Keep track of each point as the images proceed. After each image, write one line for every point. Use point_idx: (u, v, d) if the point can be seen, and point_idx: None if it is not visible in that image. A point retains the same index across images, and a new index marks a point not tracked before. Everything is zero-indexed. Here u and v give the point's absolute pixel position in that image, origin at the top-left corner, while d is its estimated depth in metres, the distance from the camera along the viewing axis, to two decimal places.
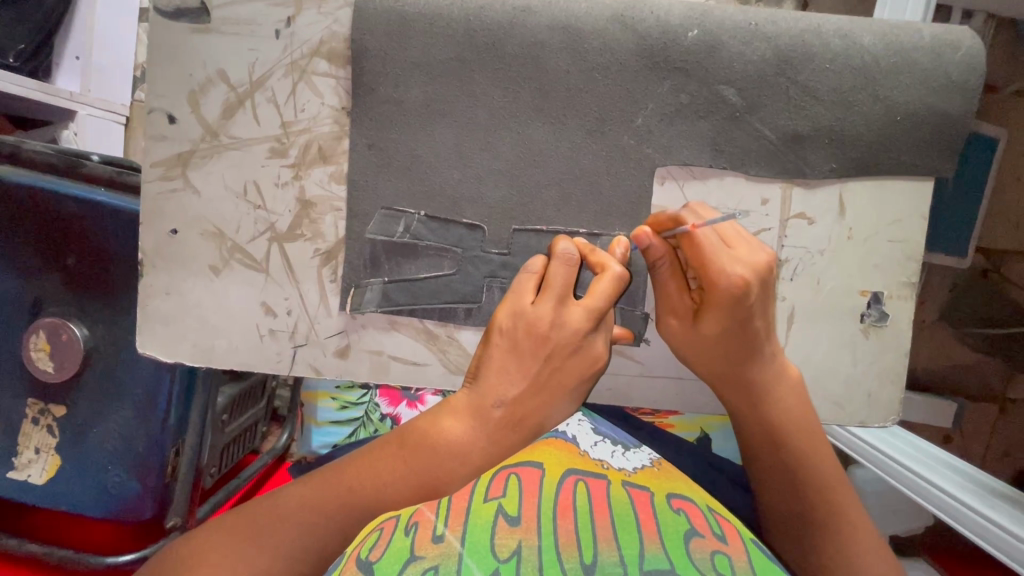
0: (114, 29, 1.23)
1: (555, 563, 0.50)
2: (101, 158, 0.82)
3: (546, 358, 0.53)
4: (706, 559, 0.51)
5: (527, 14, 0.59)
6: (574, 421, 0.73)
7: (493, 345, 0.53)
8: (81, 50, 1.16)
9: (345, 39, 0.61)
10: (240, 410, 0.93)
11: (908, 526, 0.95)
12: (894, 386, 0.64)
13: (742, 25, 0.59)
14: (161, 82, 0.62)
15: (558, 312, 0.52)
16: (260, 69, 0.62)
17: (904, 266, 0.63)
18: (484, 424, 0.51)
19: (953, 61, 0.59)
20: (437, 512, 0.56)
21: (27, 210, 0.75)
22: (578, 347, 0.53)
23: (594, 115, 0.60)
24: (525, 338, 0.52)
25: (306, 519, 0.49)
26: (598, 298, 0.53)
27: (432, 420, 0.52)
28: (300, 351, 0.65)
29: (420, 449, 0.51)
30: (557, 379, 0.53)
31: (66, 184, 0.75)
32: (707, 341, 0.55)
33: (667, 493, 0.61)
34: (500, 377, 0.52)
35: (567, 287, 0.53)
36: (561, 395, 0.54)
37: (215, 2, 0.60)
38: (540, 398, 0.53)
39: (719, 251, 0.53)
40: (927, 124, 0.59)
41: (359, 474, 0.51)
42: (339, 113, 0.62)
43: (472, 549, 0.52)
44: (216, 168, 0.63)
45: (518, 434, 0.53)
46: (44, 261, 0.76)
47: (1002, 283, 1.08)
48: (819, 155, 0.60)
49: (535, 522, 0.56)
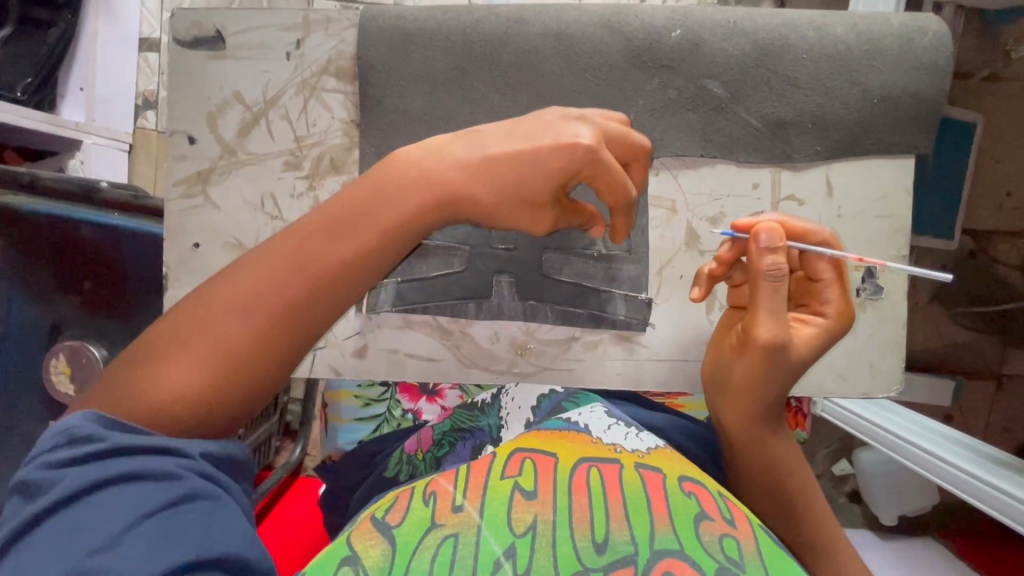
0: (115, 57, 1.29)
1: (568, 542, 0.49)
2: (110, 184, 0.85)
3: (443, 174, 0.48)
4: (714, 543, 0.49)
5: (520, 25, 0.64)
6: (585, 410, 0.66)
7: (438, 155, 0.49)
8: (86, 81, 1.25)
9: (351, 56, 0.65)
10: (256, 424, 0.94)
11: (913, 507, 1.02)
12: (895, 355, 0.66)
13: (722, 23, 0.63)
14: (180, 106, 0.66)
15: (466, 138, 0.50)
16: (273, 88, 0.66)
17: (894, 240, 0.65)
18: (405, 199, 0.48)
19: (921, 44, 0.62)
20: (456, 485, 0.56)
21: (42, 234, 0.78)
22: (508, 165, 0.49)
23: (588, 114, 0.64)
24: (416, 160, 0.49)
25: (191, 352, 0.43)
26: (565, 121, 0.51)
27: (317, 229, 0.47)
28: (320, 353, 0.67)
29: (300, 248, 0.46)
30: (506, 152, 0.49)
31: (79, 209, 0.79)
32: (791, 368, 0.57)
33: (680, 475, 0.57)
34: (429, 175, 0.49)
35: (552, 114, 0.52)
36: (504, 173, 0.49)
37: (230, 31, 0.65)
38: (462, 189, 0.49)
39: (825, 285, 0.58)
40: (903, 105, 0.63)
41: (234, 287, 0.45)
42: (350, 126, 0.66)
43: (491, 523, 0.51)
44: (234, 183, 0.66)
45: (446, 209, 0.49)
46: (58, 284, 0.79)
47: (990, 264, 1.11)
48: (804, 139, 0.64)
49: (551, 496, 0.54)
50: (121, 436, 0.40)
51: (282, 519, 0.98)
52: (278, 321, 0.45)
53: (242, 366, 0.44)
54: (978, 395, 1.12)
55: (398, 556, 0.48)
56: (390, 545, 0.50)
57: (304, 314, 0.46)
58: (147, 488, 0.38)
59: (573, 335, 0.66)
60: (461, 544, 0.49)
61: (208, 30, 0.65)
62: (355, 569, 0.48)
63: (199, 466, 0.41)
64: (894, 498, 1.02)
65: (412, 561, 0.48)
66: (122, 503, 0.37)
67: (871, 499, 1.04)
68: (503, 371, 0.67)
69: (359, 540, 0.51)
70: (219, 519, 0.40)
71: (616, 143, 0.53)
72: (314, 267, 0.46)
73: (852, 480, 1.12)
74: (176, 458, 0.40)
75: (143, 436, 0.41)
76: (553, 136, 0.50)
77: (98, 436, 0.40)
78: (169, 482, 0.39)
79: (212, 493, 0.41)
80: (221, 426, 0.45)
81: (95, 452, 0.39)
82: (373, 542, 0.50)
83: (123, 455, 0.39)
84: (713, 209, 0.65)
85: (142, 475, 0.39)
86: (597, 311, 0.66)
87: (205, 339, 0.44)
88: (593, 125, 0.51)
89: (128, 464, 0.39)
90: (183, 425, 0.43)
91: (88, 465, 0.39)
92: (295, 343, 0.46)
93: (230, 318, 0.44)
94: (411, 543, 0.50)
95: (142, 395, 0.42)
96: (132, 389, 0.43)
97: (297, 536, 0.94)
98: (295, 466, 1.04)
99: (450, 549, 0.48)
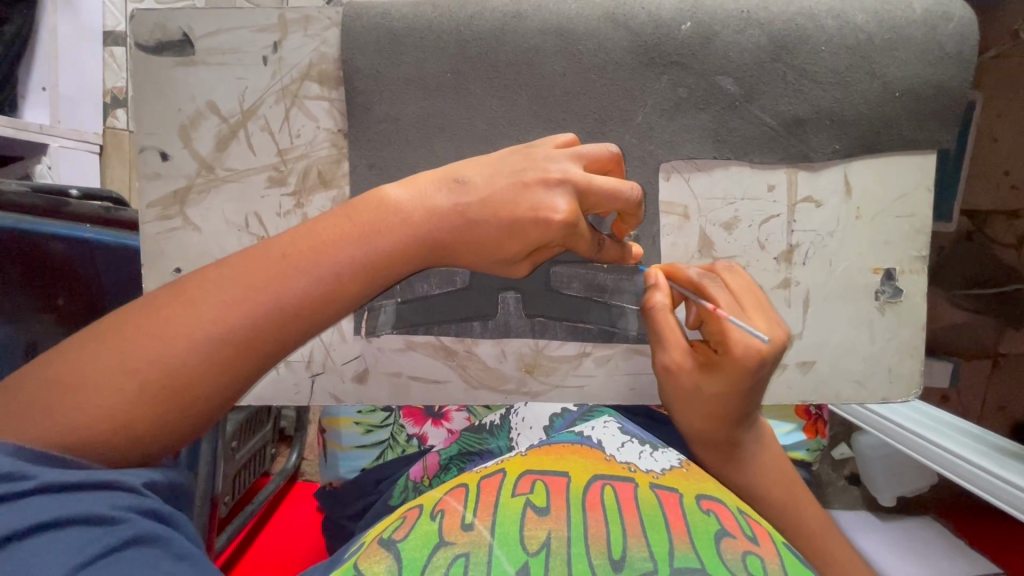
0: (82, 54, 1.20)
1: (585, 558, 0.44)
2: (80, 191, 0.80)
3: (428, 222, 0.46)
4: (738, 562, 0.44)
5: (518, 20, 0.59)
6: (598, 426, 0.61)
7: (425, 197, 0.47)
8: (48, 81, 1.15)
9: (334, 60, 0.60)
10: (248, 435, 0.89)
11: (914, 489, 0.96)
12: (914, 358, 0.64)
13: (734, 13, 0.59)
14: (150, 120, 0.60)
15: (450, 181, 0.47)
16: (251, 97, 0.60)
17: (913, 240, 0.63)
18: (379, 242, 0.45)
19: (945, 32, 0.59)
20: (466, 502, 0.51)
21: (7, 252, 0.70)
22: (485, 224, 0.46)
23: (593, 117, 0.60)
24: (401, 200, 0.46)
25: (126, 375, 0.39)
26: (537, 183, 0.47)
27: (291, 258, 0.44)
28: (318, 380, 0.63)
29: (265, 276, 0.43)
30: (492, 204, 0.46)
31: (45, 221, 0.71)
32: (722, 401, 0.56)
33: (697, 493, 0.52)
34: (410, 216, 0.46)
35: (527, 170, 0.47)
36: (483, 225, 0.46)
37: (198, 33, 0.59)
38: (440, 233, 0.46)
39: (749, 320, 0.54)
40: (925, 98, 0.60)
41: (190, 310, 0.41)
42: (336, 136, 0.61)
43: (502, 540, 0.46)
44: (214, 203, 0.61)
45: (420, 257, 0.47)
46: (30, 304, 0.73)
47: (987, 245, 1.09)
48: (821, 137, 0.60)
49: (565, 511, 0.48)
50: (53, 471, 0.36)
51: (278, 526, 0.96)
52: (228, 356, 0.42)
53: (183, 397, 0.41)
54: (978, 379, 1.11)
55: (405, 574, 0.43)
56: (397, 562, 0.45)
57: (258, 351, 0.43)
58: (88, 533, 0.35)
59: (584, 351, 0.64)
60: (472, 564, 0.44)
61: (174, 33, 0.59)
62: None
63: (144, 504, 0.38)
64: (893, 480, 0.97)
65: None
66: (54, 551, 0.33)
67: (869, 479, 1.00)
68: (512, 391, 0.64)
69: (365, 559, 0.47)
70: (166, 563, 0.37)
71: (601, 197, 0.48)
72: (277, 301, 0.43)
73: (851, 464, 1.09)
74: (119, 497, 0.37)
75: (77, 471, 0.37)
76: (530, 205, 0.46)
77: (21, 472, 0.35)
78: (113, 525, 0.36)
79: (160, 534, 0.38)
80: (149, 458, 0.41)
81: (18, 491, 0.34)
82: (378, 558, 0.46)
83: (54, 494, 0.35)
84: (726, 214, 0.62)
85: (79, 519, 0.35)
86: (608, 326, 0.63)
87: (144, 362, 0.40)
88: (571, 190, 0.47)
89: (64, 507, 0.35)
90: (120, 450, 0.39)
91: (4, 509, 0.33)
92: (240, 381, 0.43)
93: (177, 343, 0.40)
94: (419, 559, 0.45)
95: (67, 418, 0.38)
96: (53, 408, 0.38)
97: (295, 543, 0.93)
98: (292, 472, 1.00)
99: (461, 569, 0.43)
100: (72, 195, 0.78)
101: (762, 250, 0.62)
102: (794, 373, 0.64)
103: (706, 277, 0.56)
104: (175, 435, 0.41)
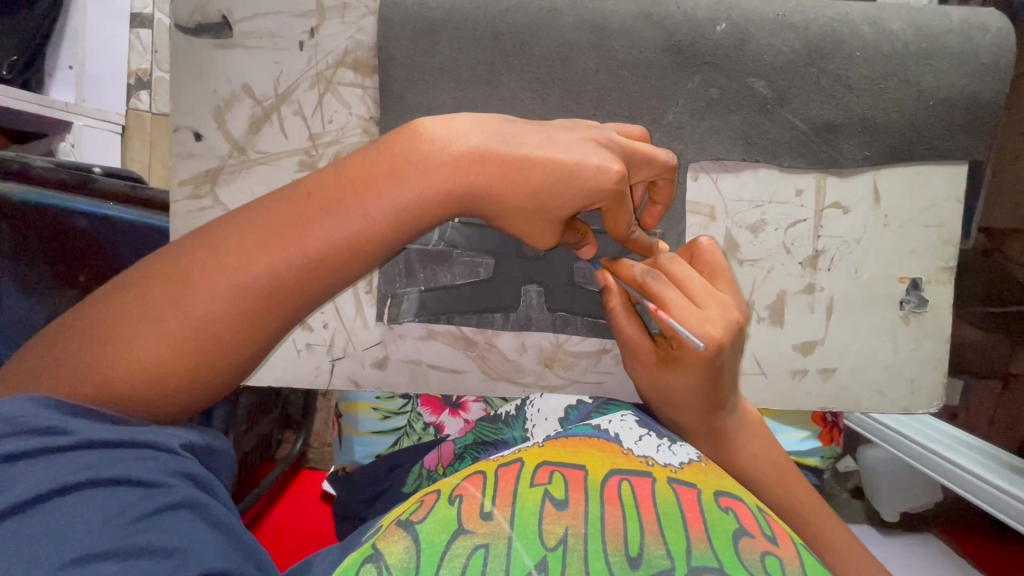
0: (107, 34, 1.21)
1: (601, 555, 0.44)
2: (102, 168, 0.80)
3: (462, 165, 0.43)
4: (756, 563, 0.44)
5: (553, 15, 0.59)
6: (615, 420, 0.60)
7: (454, 139, 0.44)
8: (74, 59, 1.16)
9: (369, 48, 0.61)
10: (256, 419, 0.89)
11: (918, 504, 0.95)
12: (935, 370, 0.64)
13: (770, 16, 0.59)
14: (185, 100, 0.61)
15: (491, 128, 0.45)
16: (286, 81, 0.61)
17: (941, 251, 0.62)
18: (409, 185, 0.42)
19: (983, 42, 0.59)
20: (484, 490, 0.51)
21: (33, 225, 0.71)
22: (530, 170, 0.44)
23: (624, 114, 0.60)
24: (437, 132, 0.44)
25: (150, 326, 0.38)
26: (587, 142, 0.47)
27: (316, 197, 0.42)
28: (338, 364, 0.64)
29: (290, 221, 0.41)
30: (532, 154, 0.44)
31: (70, 197, 0.72)
32: (692, 392, 0.55)
33: (716, 490, 0.51)
34: (436, 158, 0.43)
35: (577, 130, 0.48)
36: (524, 172, 0.44)
37: (237, 17, 0.60)
38: (475, 179, 0.44)
39: (689, 311, 0.51)
40: (959, 108, 0.59)
41: (215, 258, 0.40)
42: (368, 123, 0.62)
43: (522, 533, 0.46)
44: (245, 184, 0.62)
45: (453, 206, 0.44)
46: (53, 276, 0.73)
47: (1004, 263, 1.08)
48: (853, 143, 0.60)
49: (583, 505, 0.48)
50: (90, 427, 0.36)
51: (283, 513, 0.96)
52: (255, 304, 0.40)
53: (211, 349, 0.40)
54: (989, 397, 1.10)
55: (423, 559, 0.44)
56: (415, 544, 0.46)
57: (284, 298, 0.41)
58: (126, 496, 0.36)
59: (604, 347, 0.64)
60: (492, 556, 0.44)
61: (213, 15, 0.60)
62: (378, 568, 0.44)
63: (178, 466, 0.38)
64: (898, 495, 0.95)
65: (440, 567, 0.44)
66: (91, 510, 0.34)
67: (872, 491, 0.98)
68: (530, 383, 0.64)
69: (384, 539, 0.47)
70: (199, 531, 0.38)
71: (639, 164, 0.49)
72: (301, 248, 0.41)
73: (856, 477, 1.06)
74: (157, 460, 0.38)
75: (112, 428, 0.37)
76: (577, 156, 0.45)
77: (60, 428, 0.35)
78: (152, 489, 0.36)
79: (194, 500, 0.38)
80: (181, 409, 0.41)
81: (59, 446, 0.35)
82: (396, 538, 0.47)
83: (93, 450, 0.36)
84: (753, 217, 0.62)
85: (118, 480, 0.36)
86: None
87: (169, 313, 0.39)
88: (618, 151, 0.47)
89: (101, 467, 0.35)
90: (151, 402, 0.39)
91: (47, 463, 0.34)
92: (268, 332, 0.42)
93: (202, 291, 0.39)
94: (438, 544, 0.45)
95: (100, 367, 0.38)
96: (88, 358, 0.38)
97: (300, 530, 0.93)
98: (297, 458, 1.01)
99: (480, 560, 0.44)
100: (95, 172, 0.78)
101: (787, 254, 0.62)
102: (815, 380, 0.63)
103: (650, 275, 0.52)
104: (205, 390, 0.41)
